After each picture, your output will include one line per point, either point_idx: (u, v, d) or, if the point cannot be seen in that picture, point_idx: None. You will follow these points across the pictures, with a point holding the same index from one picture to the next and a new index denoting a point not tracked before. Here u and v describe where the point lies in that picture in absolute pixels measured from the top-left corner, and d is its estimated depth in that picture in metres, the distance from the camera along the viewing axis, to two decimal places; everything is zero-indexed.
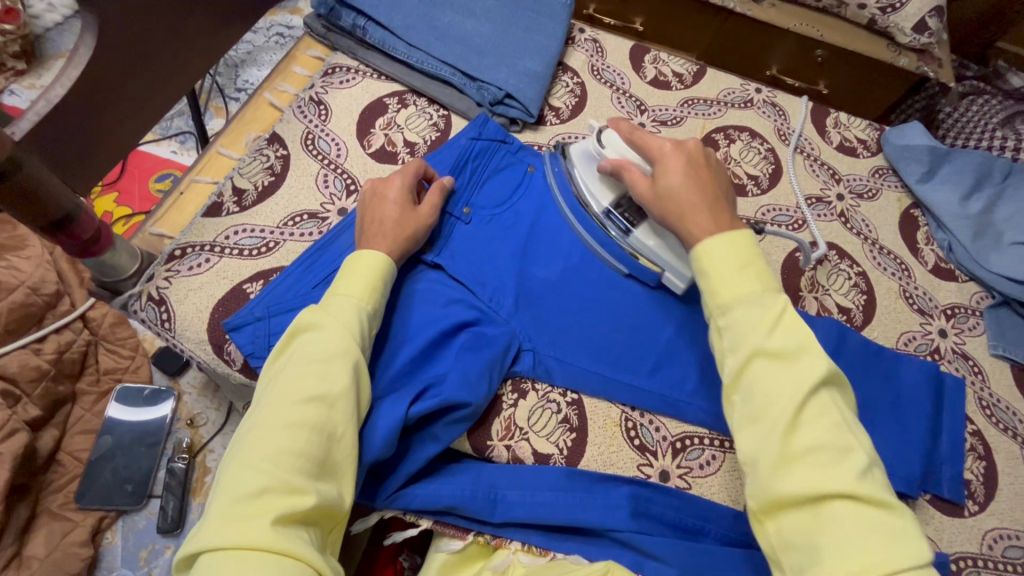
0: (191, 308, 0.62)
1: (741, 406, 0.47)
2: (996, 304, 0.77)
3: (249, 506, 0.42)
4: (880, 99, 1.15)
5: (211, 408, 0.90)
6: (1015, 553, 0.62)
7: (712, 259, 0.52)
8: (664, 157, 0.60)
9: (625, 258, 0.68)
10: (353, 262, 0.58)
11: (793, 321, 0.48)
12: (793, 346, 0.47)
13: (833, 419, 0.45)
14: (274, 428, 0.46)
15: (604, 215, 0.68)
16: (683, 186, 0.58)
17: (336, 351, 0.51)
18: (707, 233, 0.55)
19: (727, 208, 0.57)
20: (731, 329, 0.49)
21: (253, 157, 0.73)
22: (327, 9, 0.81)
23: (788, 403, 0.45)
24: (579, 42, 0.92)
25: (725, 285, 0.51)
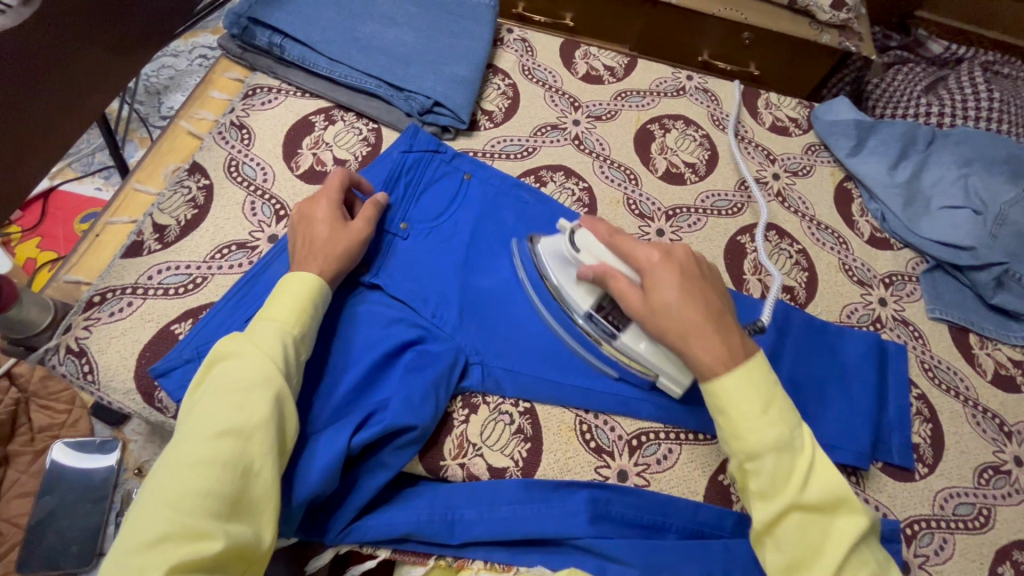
0: (115, 357, 0.58)
1: (775, 552, 0.48)
2: (931, 268, 0.79)
3: (148, 554, 0.40)
4: (810, 77, 1.18)
5: (160, 454, 0.85)
6: (965, 509, 0.64)
7: (732, 397, 0.50)
8: (652, 270, 0.56)
9: (612, 360, 0.62)
10: (278, 287, 0.56)
11: (824, 465, 0.49)
12: (829, 498, 0.48)
13: (872, 572, 0.47)
14: (181, 467, 0.44)
15: (586, 319, 0.61)
16: (686, 317, 0.53)
17: (253, 381, 0.48)
18: (720, 363, 0.52)
19: (731, 321, 0.55)
20: (731, 411, 0.50)
21: (174, 190, 0.69)
22: (241, 28, 0.78)
23: (831, 556, 0.47)
24: (508, 43, 0.91)
25: (752, 430, 0.49)
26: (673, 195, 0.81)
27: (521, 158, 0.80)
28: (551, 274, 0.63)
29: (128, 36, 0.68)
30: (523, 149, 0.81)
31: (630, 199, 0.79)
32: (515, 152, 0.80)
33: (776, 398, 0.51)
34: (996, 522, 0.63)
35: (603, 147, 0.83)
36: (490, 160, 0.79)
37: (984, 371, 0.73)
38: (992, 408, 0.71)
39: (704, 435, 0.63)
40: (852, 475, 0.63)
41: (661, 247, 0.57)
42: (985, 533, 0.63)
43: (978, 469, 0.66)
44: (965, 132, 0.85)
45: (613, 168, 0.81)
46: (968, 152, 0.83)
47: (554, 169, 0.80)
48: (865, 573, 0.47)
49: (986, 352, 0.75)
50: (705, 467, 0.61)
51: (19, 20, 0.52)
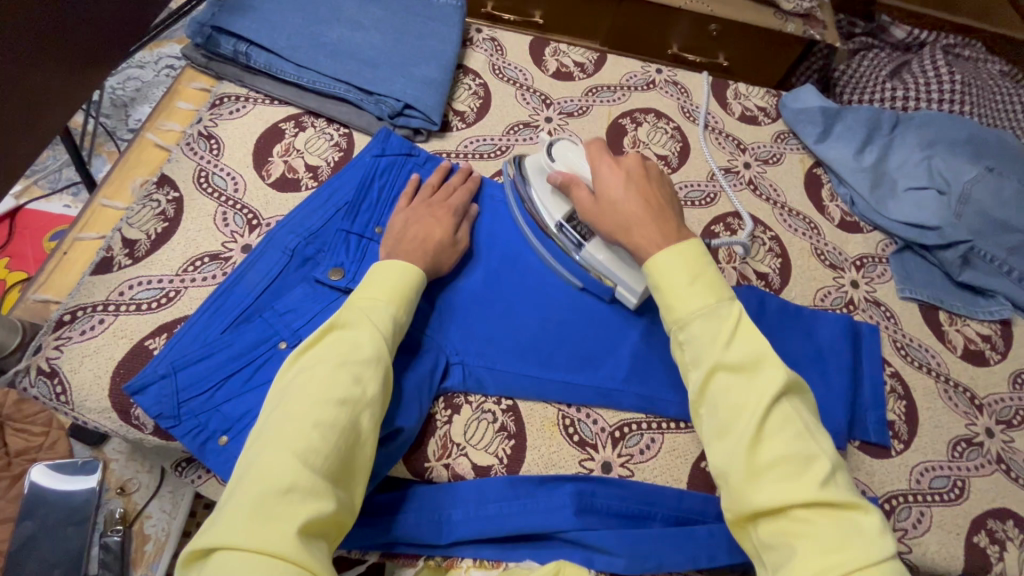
0: (88, 376, 0.58)
1: (709, 419, 0.49)
2: (900, 249, 0.81)
3: (279, 503, 0.41)
4: (777, 66, 1.21)
5: (143, 472, 0.82)
6: (941, 482, 0.65)
7: (662, 268, 0.54)
8: (602, 178, 0.62)
9: (577, 269, 0.67)
10: (378, 269, 0.58)
11: (748, 332, 0.50)
12: (748, 359, 0.49)
13: (795, 429, 0.46)
14: (304, 424, 0.45)
15: (557, 228, 0.67)
16: (626, 209, 0.59)
17: (370, 355, 0.51)
18: (653, 245, 0.56)
19: (669, 214, 0.59)
20: (691, 343, 0.51)
21: (142, 204, 0.68)
22: (204, 37, 0.77)
23: (750, 418, 0.46)
24: (478, 43, 0.91)
25: (680, 301, 0.53)
26: None
27: (494, 158, 0.80)
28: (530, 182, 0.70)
29: (87, 50, 0.67)
30: (496, 148, 0.81)
31: None
32: (488, 152, 0.80)
33: (704, 274, 0.54)
34: (970, 493, 0.65)
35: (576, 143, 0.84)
36: (464, 160, 0.79)
37: (954, 347, 0.75)
38: (963, 382, 0.73)
39: (686, 423, 0.64)
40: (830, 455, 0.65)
41: (615, 157, 0.63)
42: (960, 504, 0.64)
43: (951, 443, 0.68)
44: (927, 115, 0.87)
45: None
46: (931, 134, 0.85)
47: None
48: (786, 435, 0.46)
49: (956, 329, 0.77)
50: (687, 456, 0.62)
51: None
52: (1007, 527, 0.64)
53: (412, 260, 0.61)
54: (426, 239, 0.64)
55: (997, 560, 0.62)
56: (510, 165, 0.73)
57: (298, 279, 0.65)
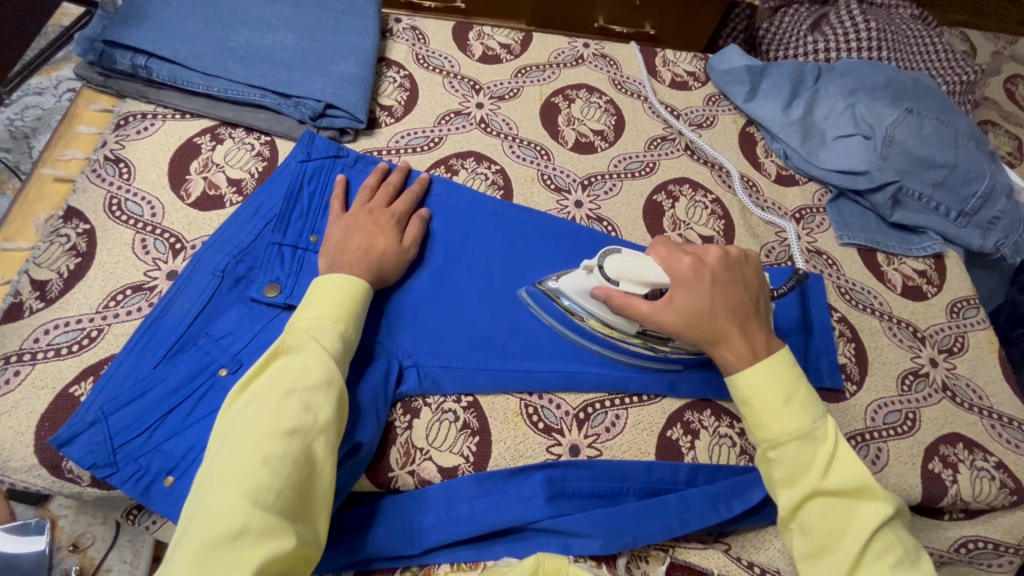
0: (9, 434, 0.53)
1: (802, 538, 0.50)
2: (836, 197, 0.83)
3: (226, 551, 0.39)
4: (702, 31, 1.21)
5: (96, 523, 0.77)
6: (894, 417, 0.68)
7: (755, 388, 0.54)
8: (682, 272, 0.58)
9: (669, 359, 0.64)
10: (318, 287, 0.55)
11: (846, 455, 0.50)
12: (851, 485, 0.49)
13: (897, 555, 0.47)
14: (251, 462, 0.43)
15: (640, 335, 0.61)
16: (719, 323, 0.56)
17: (320, 380, 0.48)
18: (744, 359, 0.55)
19: (757, 318, 0.58)
20: (783, 463, 0.51)
21: (50, 241, 0.63)
22: (97, 53, 0.71)
23: (852, 545, 0.47)
24: (398, 33, 0.88)
25: (774, 419, 0.52)
26: (586, 165, 0.81)
27: (428, 150, 0.77)
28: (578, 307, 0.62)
29: None
30: (429, 140, 0.78)
31: (544, 174, 0.78)
32: (421, 145, 0.78)
33: (797, 388, 0.53)
34: (922, 423, 0.68)
35: (511, 127, 0.82)
36: (396, 157, 0.76)
37: (894, 286, 0.78)
38: (905, 318, 0.76)
39: (649, 394, 0.64)
40: None
41: (693, 252, 0.59)
42: (913, 435, 0.67)
43: (900, 377, 0.71)
44: (849, 64, 0.89)
45: (524, 146, 0.80)
46: (853, 83, 0.87)
47: (462, 156, 0.78)
48: (887, 563, 0.46)
49: (894, 268, 0.80)
50: (652, 426, 0.62)
51: None
52: (958, 450, 0.67)
53: (350, 267, 0.58)
54: (369, 249, 0.60)
55: (951, 482, 0.65)
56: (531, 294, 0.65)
57: (233, 301, 0.62)
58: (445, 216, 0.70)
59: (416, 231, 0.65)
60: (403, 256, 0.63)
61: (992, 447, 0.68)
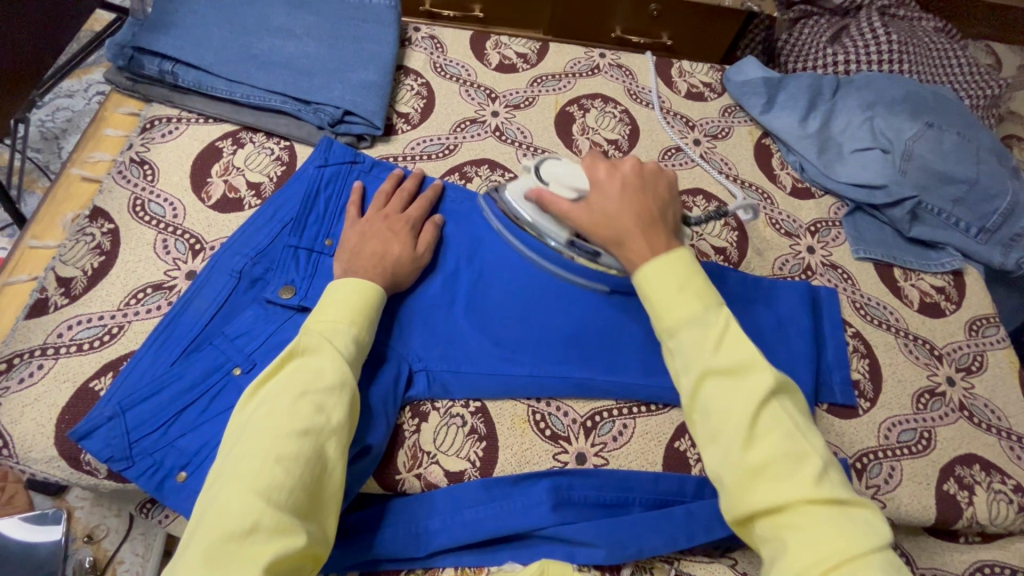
0: (31, 426, 0.55)
1: (702, 424, 0.47)
2: (852, 211, 0.82)
3: (238, 547, 0.40)
4: (720, 41, 1.21)
5: (110, 515, 0.78)
6: (909, 435, 0.67)
7: (653, 284, 0.53)
8: (599, 183, 0.60)
9: (604, 277, 0.66)
10: (332, 290, 0.56)
11: (737, 337, 0.49)
12: (739, 362, 0.47)
13: (788, 429, 0.45)
14: (264, 460, 0.43)
15: (569, 245, 0.64)
16: (610, 209, 0.58)
17: (333, 382, 0.49)
18: (644, 259, 0.55)
19: (663, 226, 0.58)
20: (680, 351, 0.50)
21: (76, 239, 0.65)
22: (126, 59, 0.73)
23: (743, 415, 0.45)
24: (416, 42, 0.90)
25: (669, 311, 0.51)
26: None
27: (442, 157, 0.78)
28: (519, 215, 0.66)
29: None
30: (444, 147, 0.79)
31: None
32: (436, 152, 0.79)
33: (693, 282, 0.52)
34: (937, 443, 0.67)
35: (525, 135, 0.83)
36: (412, 163, 0.77)
37: (911, 302, 0.77)
38: (922, 335, 0.74)
39: (657, 405, 0.64)
40: None
41: (610, 162, 0.62)
42: (928, 454, 0.66)
43: (915, 395, 0.70)
44: (868, 77, 0.89)
45: (538, 155, 0.81)
46: (871, 96, 0.86)
47: (477, 163, 0.79)
48: (778, 434, 0.44)
49: (911, 283, 0.78)
50: (661, 437, 0.62)
51: None
52: (974, 472, 0.65)
53: (365, 271, 0.59)
54: (384, 255, 0.61)
55: (967, 504, 0.63)
56: (486, 199, 0.72)
57: (249, 301, 0.63)
58: (458, 223, 0.71)
59: (430, 237, 0.66)
60: (417, 262, 0.64)
61: (1010, 470, 0.66)
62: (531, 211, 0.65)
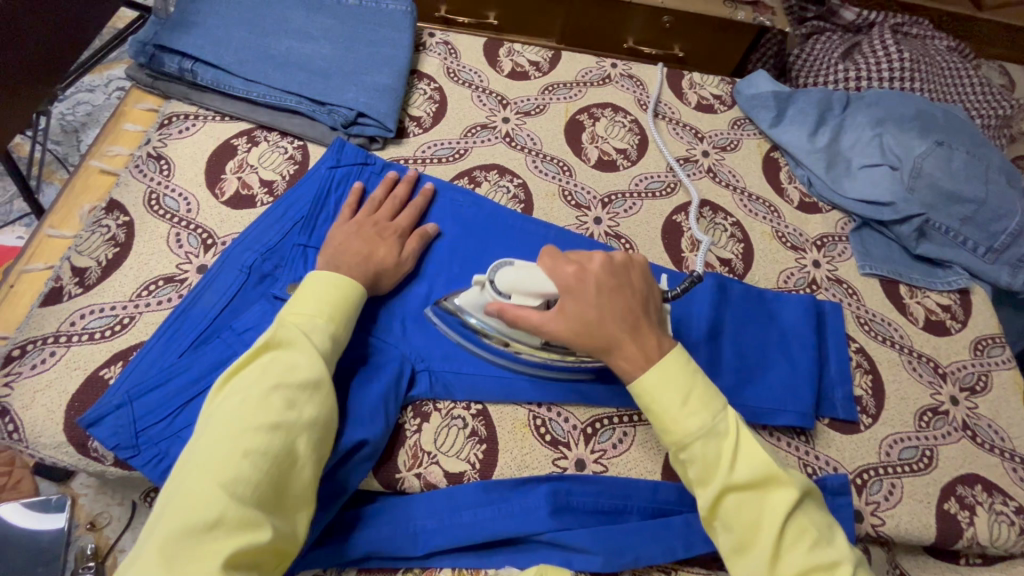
0: (41, 411, 0.56)
1: (725, 535, 0.49)
2: (859, 226, 0.82)
3: (199, 540, 0.40)
4: (731, 54, 1.23)
5: (114, 504, 0.78)
6: (910, 453, 0.66)
7: (656, 395, 0.51)
8: (569, 287, 0.55)
9: (582, 367, 0.62)
10: (310, 285, 0.57)
11: (748, 442, 0.50)
12: (757, 475, 0.48)
13: (812, 538, 0.47)
14: (231, 454, 0.44)
15: (542, 348, 0.59)
16: (604, 324, 0.53)
17: (307, 378, 0.50)
18: (638, 364, 0.52)
19: (649, 324, 0.54)
20: (694, 463, 0.50)
21: (91, 231, 0.67)
22: (148, 57, 0.75)
23: (769, 534, 0.47)
24: (431, 47, 0.91)
25: (676, 423, 0.50)
26: (608, 183, 0.82)
27: (453, 161, 0.79)
28: (480, 324, 0.60)
29: None
30: (454, 151, 0.80)
31: (565, 190, 0.79)
32: (446, 156, 0.80)
33: (695, 389, 0.51)
34: (939, 462, 0.66)
35: (535, 142, 0.84)
36: (422, 166, 0.78)
37: (916, 319, 0.77)
38: (927, 353, 0.74)
39: None
40: (801, 435, 0.66)
41: (576, 261, 0.56)
42: (930, 473, 0.65)
43: (918, 413, 0.69)
44: (878, 94, 0.89)
45: (547, 162, 0.82)
46: (881, 112, 0.87)
47: (486, 168, 0.79)
48: (802, 545, 0.47)
49: (917, 301, 0.78)
50: (661, 445, 0.62)
51: None
52: (976, 492, 0.65)
53: (356, 275, 0.60)
54: (368, 255, 0.62)
55: (968, 524, 0.63)
56: (436, 312, 0.63)
57: (257, 296, 0.64)
58: (453, 226, 0.71)
59: (415, 246, 0.66)
60: (400, 269, 0.64)
61: (1013, 492, 0.66)
62: (493, 325, 0.58)
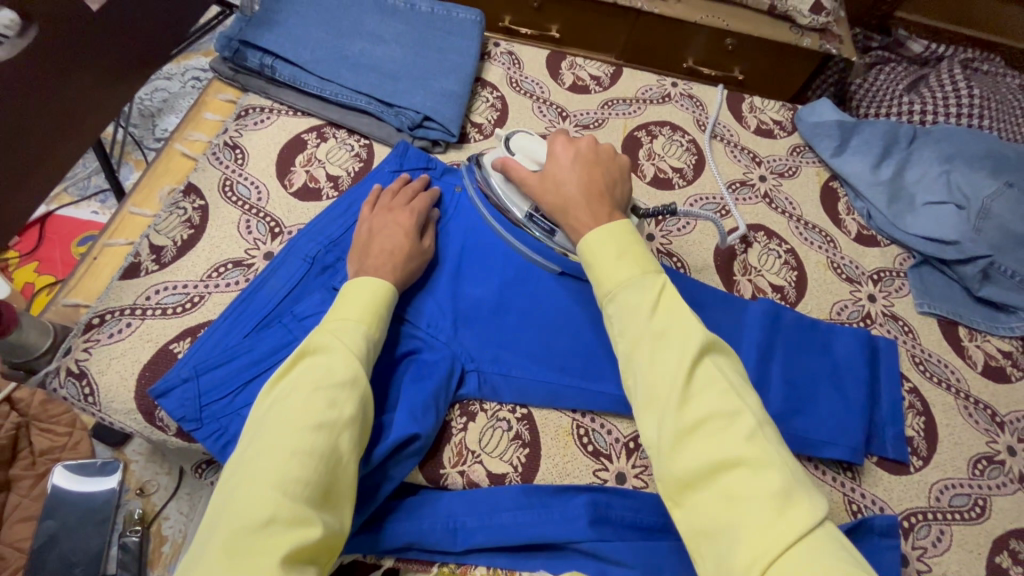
0: (115, 378, 0.59)
1: (636, 389, 0.47)
2: (918, 263, 0.81)
3: (258, 538, 0.41)
4: (793, 79, 1.22)
5: (162, 473, 0.85)
6: (962, 500, 0.64)
7: (593, 251, 0.53)
8: (556, 157, 0.62)
9: (553, 255, 0.68)
10: (348, 290, 0.58)
11: (673, 300, 0.49)
12: (673, 327, 0.47)
13: (720, 388, 0.44)
14: (280, 455, 0.44)
15: (528, 219, 0.67)
16: (566, 190, 0.59)
17: (345, 378, 0.50)
18: (585, 226, 0.56)
19: (610, 201, 0.59)
20: (617, 317, 0.50)
21: (170, 212, 0.70)
22: (232, 51, 0.79)
23: (675, 377, 0.45)
24: (495, 56, 0.93)
25: (606, 273, 0.52)
26: (662, 200, 0.82)
27: None
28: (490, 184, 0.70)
29: (126, 59, 0.71)
30: None
31: None
32: None
33: (632, 249, 0.53)
34: (992, 512, 0.64)
35: None
36: None
37: (974, 363, 0.74)
38: (984, 399, 0.72)
39: None
40: (847, 470, 0.64)
41: (570, 138, 0.64)
42: (982, 523, 0.63)
43: (972, 460, 0.67)
44: (946, 130, 0.87)
45: None
46: (949, 149, 0.85)
47: None
48: (711, 393, 0.44)
49: (976, 344, 0.76)
50: None
51: (17, 50, 0.56)
52: None
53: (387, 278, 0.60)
54: (395, 251, 0.63)
55: None
56: (468, 166, 0.75)
57: (318, 286, 0.66)
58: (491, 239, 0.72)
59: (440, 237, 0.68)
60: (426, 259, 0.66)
61: None
62: (498, 178, 0.68)
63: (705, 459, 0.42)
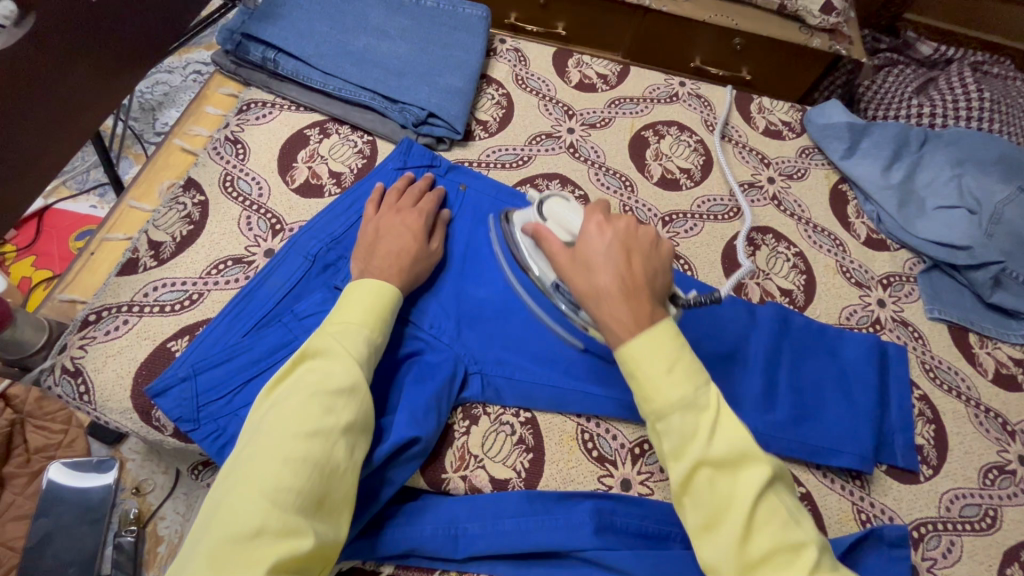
0: (111, 376, 0.58)
1: (667, 441, 0.47)
2: (929, 268, 0.79)
3: (245, 548, 0.40)
4: (800, 80, 1.21)
5: (159, 472, 0.83)
6: (973, 511, 0.63)
7: (639, 360, 0.48)
8: (589, 240, 0.55)
9: (578, 331, 0.63)
10: (348, 291, 0.56)
11: (698, 356, 0.48)
12: (697, 384, 0.47)
13: (745, 443, 0.46)
14: (272, 462, 0.43)
15: (553, 289, 0.63)
16: (599, 281, 0.52)
17: (344, 384, 0.49)
18: (625, 330, 0.50)
19: (649, 292, 0.52)
20: (672, 434, 0.46)
21: (168, 207, 0.69)
22: (235, 44, 0.78)
23: (706, 437, 0.45)
24: (501, 53, 0.92)
25: (657, 390, 0.47)
26: (669, 201, 0.81)
27: (516, 168, 0.80)
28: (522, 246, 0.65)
29: (126, 51, 0.70)
30: (518, 158, 0.81)
31: (626, 206, 0.79)
32: (510, 162, 0.80)
33: (684, 356, 0.48)
34: (1003, 523, 0.63)
35: (599, 154, 0.83)
36: (486, 170, 0.79)
37: (985, 370, 0.73)
38: (995, 407, 0.71)
39: None
40: (856, 479, 0.63)
41: (607, 215, 0.57)
42: (993, 534, 0.62)
43: (983, 470, 0.66)
44: (957, 133, 0.86)
45: (609, 175, 0.81)
46: (961, 152, 0.84)
47: (549, 177, 0.80)
48: (738, 447, 0.46)
49: (987, 351, 0.75)
50: None
51: (13, 40, 0.54)
52: None
53: (388, 278, 0.59)
54: (399, 251, 0.61)
55: None
56: (497, 223, 0.70)
57: (319, 285, 0.65)
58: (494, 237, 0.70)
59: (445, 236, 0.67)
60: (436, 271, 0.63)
61: None
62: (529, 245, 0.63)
63: (743, 524, 0.44)
